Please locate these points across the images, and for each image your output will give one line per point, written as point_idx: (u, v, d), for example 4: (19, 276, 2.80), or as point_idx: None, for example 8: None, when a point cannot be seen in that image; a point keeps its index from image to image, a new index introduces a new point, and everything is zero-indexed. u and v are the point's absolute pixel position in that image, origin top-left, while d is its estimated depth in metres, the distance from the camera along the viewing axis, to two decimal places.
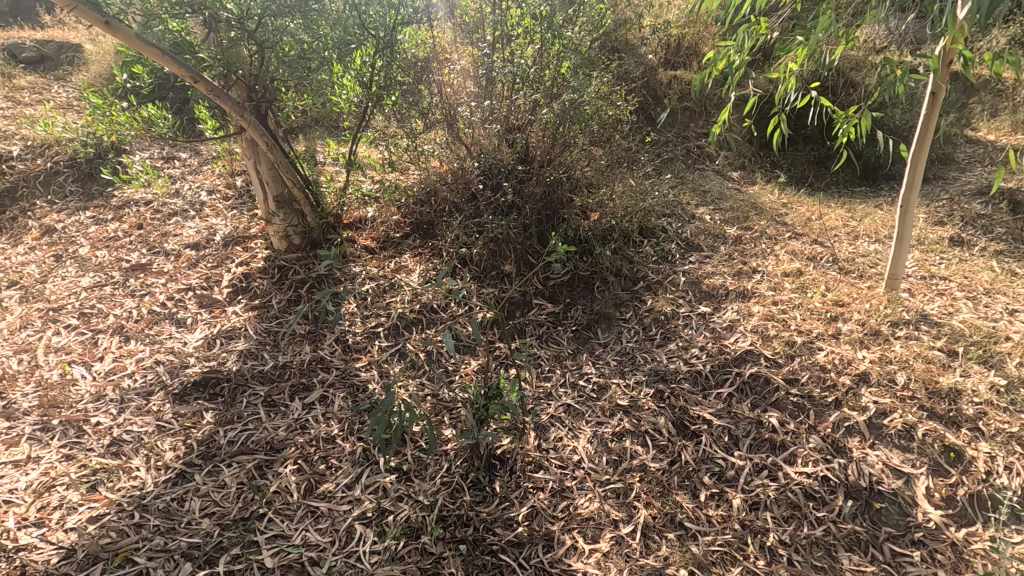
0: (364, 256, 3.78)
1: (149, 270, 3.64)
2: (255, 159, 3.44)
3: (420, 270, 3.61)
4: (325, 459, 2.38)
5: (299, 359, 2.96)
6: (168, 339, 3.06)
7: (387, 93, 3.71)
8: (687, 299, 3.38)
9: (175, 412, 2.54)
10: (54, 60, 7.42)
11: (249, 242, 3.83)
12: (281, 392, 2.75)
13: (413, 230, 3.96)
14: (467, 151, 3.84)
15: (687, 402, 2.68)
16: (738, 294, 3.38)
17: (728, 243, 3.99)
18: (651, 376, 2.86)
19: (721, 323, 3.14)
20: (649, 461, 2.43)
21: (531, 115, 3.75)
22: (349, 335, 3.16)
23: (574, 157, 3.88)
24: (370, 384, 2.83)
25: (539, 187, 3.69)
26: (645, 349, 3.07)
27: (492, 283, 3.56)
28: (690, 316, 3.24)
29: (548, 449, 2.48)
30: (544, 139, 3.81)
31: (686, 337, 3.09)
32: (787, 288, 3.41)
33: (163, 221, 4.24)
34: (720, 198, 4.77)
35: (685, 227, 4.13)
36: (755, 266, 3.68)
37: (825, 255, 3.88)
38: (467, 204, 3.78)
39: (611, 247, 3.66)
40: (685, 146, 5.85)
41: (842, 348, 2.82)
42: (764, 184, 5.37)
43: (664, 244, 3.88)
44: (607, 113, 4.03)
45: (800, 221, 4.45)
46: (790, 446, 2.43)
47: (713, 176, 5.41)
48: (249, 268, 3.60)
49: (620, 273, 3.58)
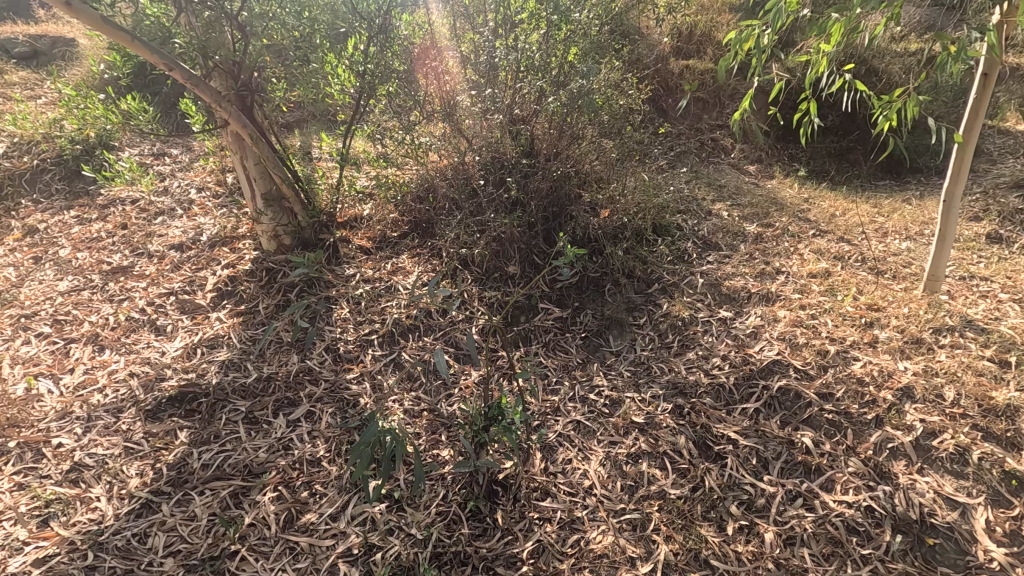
0: (359, 256, 3.56)
1: (130, 273, 3.42)
2: (240, 154, 3.21)
3: (418, 272, 3.38)
4: (309, 485, 2.16)
5: (285, 370, 2.73)
6: (145, 348, 2.84)
7: (386, 83, 3.49)
8: (706, 303, 3.13)
9: (146, 432, 2.32)
10: (46, 55, 7.20)
11: (237, 243, 3.60)
12: (264, 408, 2.52)
13: (411, 229, 3.72)
14: (468, 144, 3.58)
15: (709, 419, 2.43)
16: (761, 297, 3.13)
17: (748, 241, 3.72)
18: (668, 390, 2.60)
19: (744, 329, 2.89)
20: (668, 487, 2.18)
21: (536, 104, 3.49)
22: (340, 343, 2.93)
23: (582, 151, 3.60)
24: (362, 399, 2.60)
25: (544, 182, 3.43)
26: (661, 359, 2.82)
27: (495, 286, 3.32)
28: (710, 322, 2.99)
29: (555, 473, 2.24)
30: (551, 130, 3.55)
31: (706, 345, 2.84)
32: (815, 291, 3.14)
33: (149, 220, 4.02)
34: (738, 192, 4.51)
35: (701, 224, 3.87)
36: (779, 266, 3.41)
37: (854, 253, 3.61)
38: (467, 201, 3.52)
39: (623, 246, 3.40)
40: (699, 139, 5.56)
41: (880, 358, 2.55)
42: (784, 178, 5.08)
43: (679, 243, 3.62)
44: (618, 103, 3.75)
45: (824, 217, 4.17)
46: (827, 471, 2.18)
47: (729, 170, 5.13)
48: (236, 270, 3.37)
49: (632, 274, 3.32)
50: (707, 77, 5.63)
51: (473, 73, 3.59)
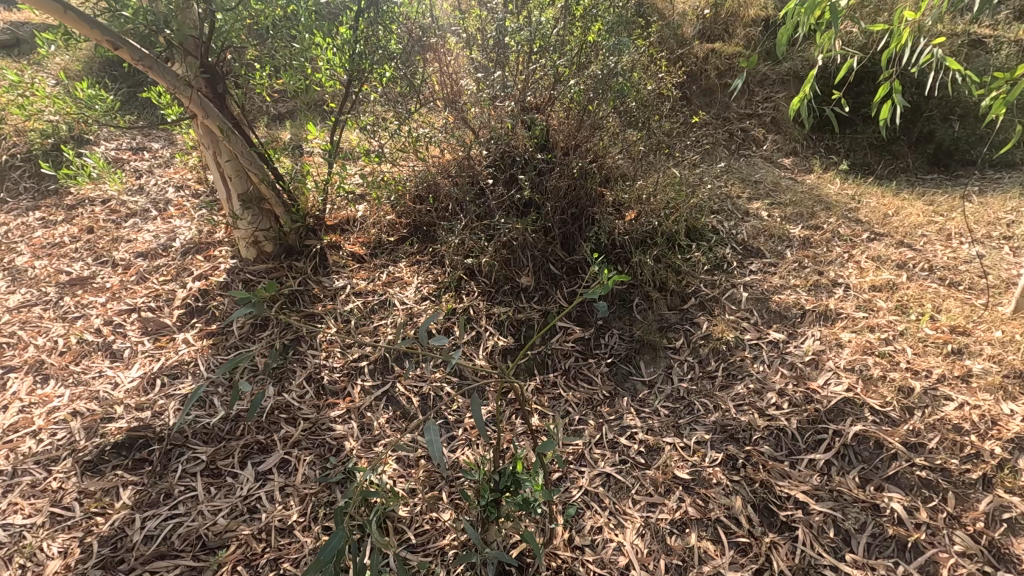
0: (351, 265, 3.12)
1: (89, 286, 3.01)
2: (209, 148, 2.78)
3: (416, 285, 2.96)
4: (276, 564, 1.76)
5: (258, 409, 2.31)
6: (95, 378, 2.43)
7: (379, 67, 2.99)
8: (753, 322, 2.68)
9: (81, 492, 1.92)
10: (28, 43, 6.76)
11: (213, 249, 3.18)
12: (228, 457, 2.10)
13: (410, 233, 3.27)
14: (473, 137, 3.07)
15: (770, 474, 1.99)
16: (819, 315, 2.67)
17: (795, 246, 3.26)
18: (716, 434, 2.16)
19: (802, 356, 2.43)
20: (725, 568, 1.76)
21: (552, 90, 3.04)
22: (324, 372, 2.51)
23: (604, 143, 3.12)
24: (347, 443, 2.20)
25: (562, 179, 2.93)
26: (704, 393, 2.37)
27: (506, 300, 2.88)
28: (760, 346, 2.54)
29: (583, 547, 1.83)
30: (568, 120, 3.05)
31: (757, 376, 2.39)
32: (882, 308, 2.66)
33: (118, 224, 3.60)
34: (776, 189, 4.02)
35: (740, 226, 3.40)
36: (835, 277, 2.95)
37: (919, 260, 3.12)
38: (473, 202, 3.06)
39: (653, 253, 2.94)
40: (727, 129, 5.05)
41: (980, 399, 2.10)
42: (823, 172, 4.59)
43: (717, 249, 3.16)
44: (646, 88, 3.26)
45: (876, 217, 3.69)
46: (927, 549, 1.75)
47: (761, 163, 4.65)
48: (208, 282, 2.94)
49: (666, 287, 2.86)
50: (734, 61, 5.13)
51: (480, 54, 3.10)
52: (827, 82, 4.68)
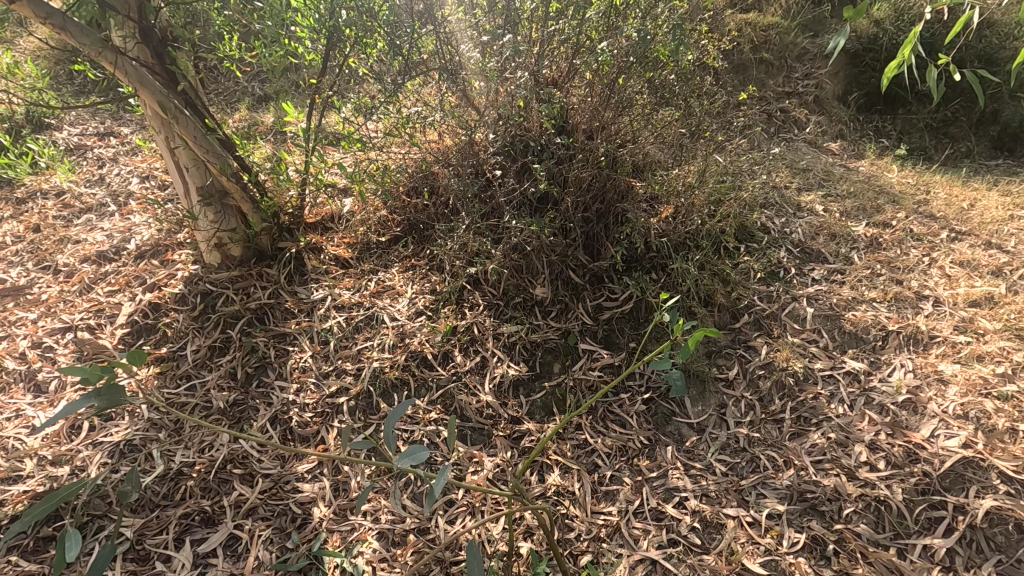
0: (333, 270, 2.61)
1: (22, 298, 2.54)
2: (159, 132, 2.27)
3: (409, 296, 2.45)
4: None
5: (204, 462, 1.83)
6: (10, 422, 1.98)
7: (368, 36, 2.42)
8: (824, 346, 2.17)
9: None
10: None
11: (171, 251, 2.69)
12: (161, 532, 1.66)
13: (405, 232, 2.73)
14: (478, 117, 2.58)
15: (873, 568, 1.54)
16: (907, 339, 2.15)
17: (863, 247, 2.71)
18: (796, 505, 1.69)
19: (896, 396, 1.92)
20: None
21: (572, 61, 2.54)
22: (292, 412, 2.07)
23: (635, 125, 2.58)
24: (316, 510, 1.73)
25: (586, 170, 2.39)
26: (770, 444, 1.87)
27: (517, 316, 2.36)
28: (837, 380, 2.03)
29: None
30: (593, 97, 2.52)
31: (839, 422, 1.88)
32: (987, 332, 2.16)
33: (68, 221, 3.10)
34: (829, 177, 3.41)
35: (794, 221, 2.84)
36: (919, 288, 2.42)
37: (1019, 267, 2.58)
38: (478, 198, 2.53)
39: (697, 259, 2.41)
40: (764, 109, 4.38)
41: None
42: (878, 158, 4.02)
43: (771, 251, 2.61)
44: (688, 56, 2.69)
45: (952, 211, 3.13)
46: None
47: (806, 148, 4.05)
48: (160, 293, 2.45)
49: (712, 301, 2.34)
50: (770, 33, 4.46)
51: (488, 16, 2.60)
52: (933, 46, 3.94)
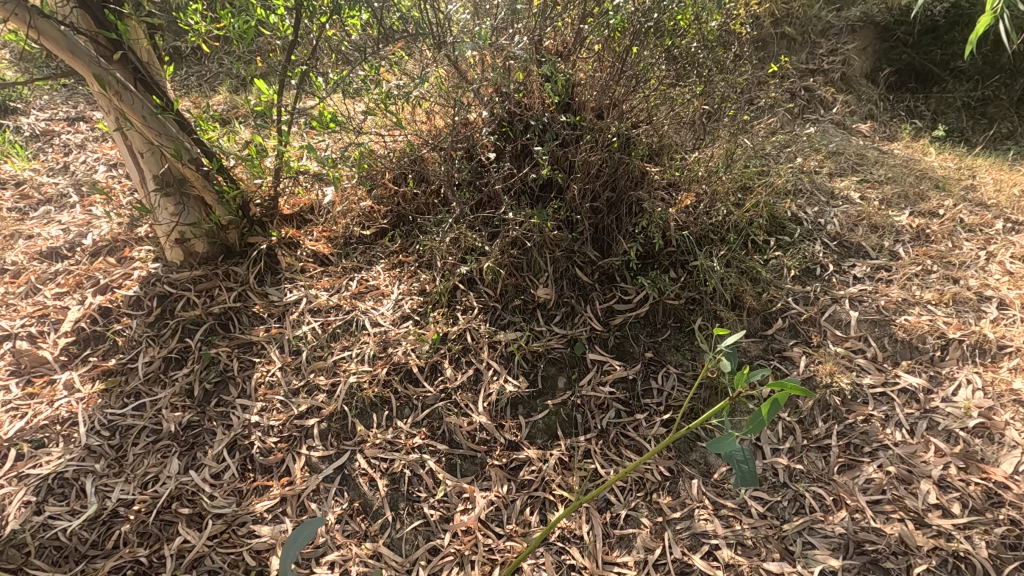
0: (308, 268, 2.31)
1: None
2: (105, 110, 1.97)
3: (393, 300, 2.14)
4: None
5: None
6: None
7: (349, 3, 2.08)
8: (873, 356, 1.86)
9: None
10: None
11: (127, 246, 2.38)
12: None
13: (391, 224, 2.41)
14: (470, 94, 2.23)
15: None
16: (975, 350, 1.85)
17: (911, 241, 2.38)
18: (857, 561, 1.43)
19: (966, 423, 1.65)
20: None
21: (579, 28, 2.18)
22: (254, 436, 1.79)
23: (651, 101, 2.23)
24: None
25: (594, 153, 2.06)
26: (817, 478, 1.58)
27: (515, 322, 2.05)
28: (892, 399, 1.73)
29: None
30: (604, 70, 2.17)
31: (901, 453, 1.61)
32: None
33: (23, 215, 2.81)
34: (864, 160, 3.03)
35: (830, 210, 2.50)
36: (982, 289, 2.10)
37: None
38: (472, 186, 2.21)
39: (725, 256, 2.10)
40: (786, 88, 3.95)
41: None
42: (914, 140, 3.64)
43: (805, 244, 2.29)
44: (712, 22, 2.32)
45: (1006, 198, 2.77)
46: None
47: (833, 129, 3.67)
48: (111, 295, 2.16)
49: (741, 304, 2.02)
50: (794, 4, 3.98)
51: None
52: None
